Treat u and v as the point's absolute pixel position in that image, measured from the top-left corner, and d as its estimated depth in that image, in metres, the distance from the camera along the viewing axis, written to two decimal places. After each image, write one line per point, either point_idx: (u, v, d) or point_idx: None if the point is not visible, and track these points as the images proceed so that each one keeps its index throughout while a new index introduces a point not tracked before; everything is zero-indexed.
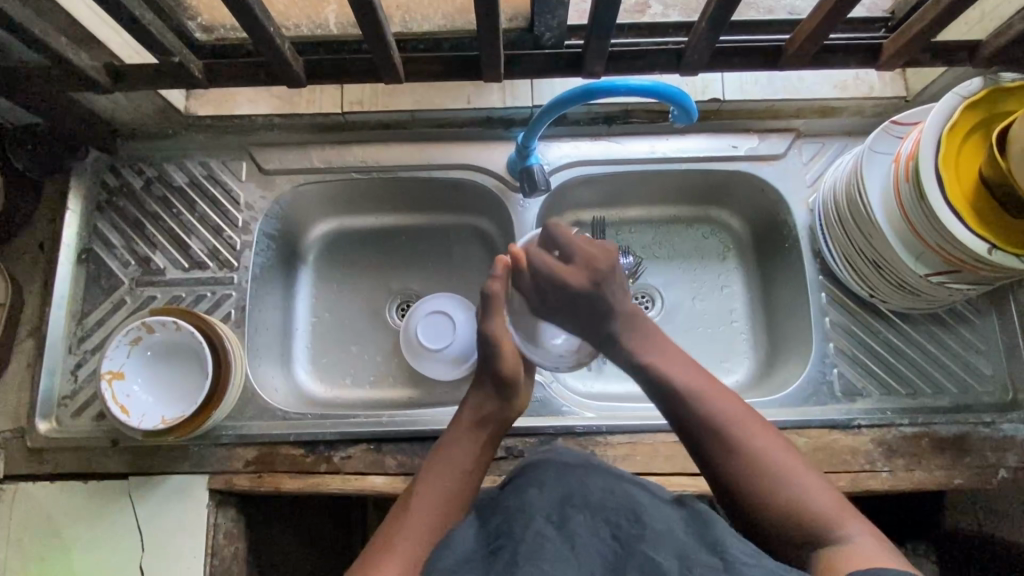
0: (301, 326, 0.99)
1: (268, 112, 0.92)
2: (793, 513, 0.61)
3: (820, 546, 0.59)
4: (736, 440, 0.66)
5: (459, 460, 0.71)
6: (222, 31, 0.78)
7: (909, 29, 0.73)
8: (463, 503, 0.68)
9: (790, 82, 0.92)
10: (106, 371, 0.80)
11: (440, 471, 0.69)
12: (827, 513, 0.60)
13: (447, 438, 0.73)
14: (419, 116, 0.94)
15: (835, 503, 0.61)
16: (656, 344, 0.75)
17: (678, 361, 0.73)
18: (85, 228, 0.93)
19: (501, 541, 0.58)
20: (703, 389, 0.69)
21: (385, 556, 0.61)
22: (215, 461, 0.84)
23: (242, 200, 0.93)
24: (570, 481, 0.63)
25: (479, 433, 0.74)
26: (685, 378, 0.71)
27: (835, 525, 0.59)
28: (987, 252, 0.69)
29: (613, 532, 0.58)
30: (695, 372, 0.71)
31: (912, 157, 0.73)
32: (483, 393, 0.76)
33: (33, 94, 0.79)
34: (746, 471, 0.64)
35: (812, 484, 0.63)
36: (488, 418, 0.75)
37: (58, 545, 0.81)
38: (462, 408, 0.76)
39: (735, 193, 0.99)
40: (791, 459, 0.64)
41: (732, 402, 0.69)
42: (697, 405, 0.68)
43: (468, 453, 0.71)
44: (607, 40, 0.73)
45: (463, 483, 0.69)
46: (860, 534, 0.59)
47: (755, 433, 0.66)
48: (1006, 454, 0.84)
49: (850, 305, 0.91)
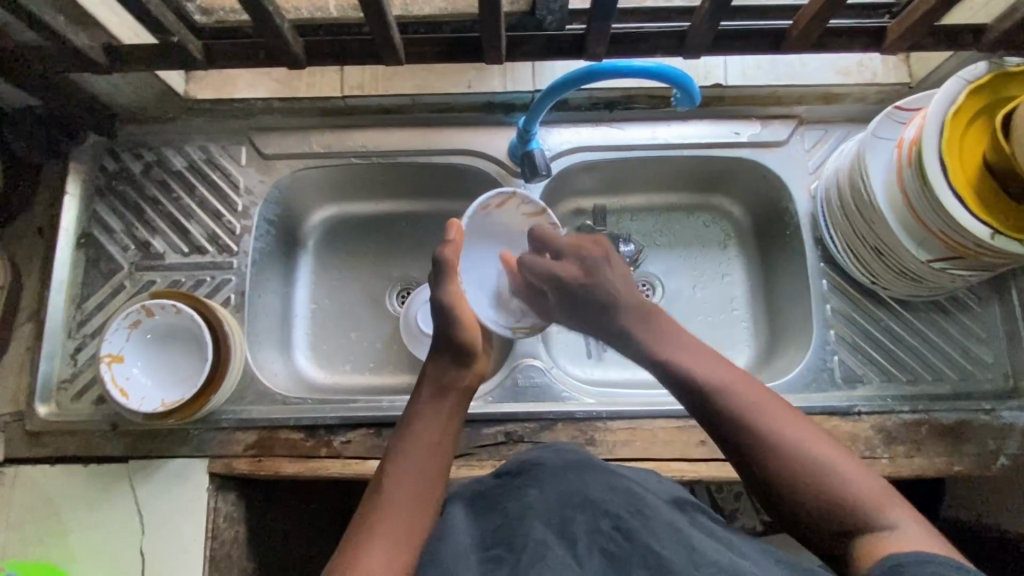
0: (301, 312, 0.99)
1: (267, 95, 0.92)
2: (833, 502, 0.58)
3: (866, 533, 0.56)
4: (768, 428, 0.62)
5: (421, 435, 0.68)
6: (221, 14, 0.79)
7: (913, 12, 0.73)
8: (434, 475, 0.65)
9: (792, 67, 0.92)
10: (105, 354, 0.80)
11: (408, 451, 0.66)
12: (871, 498, 0.58)
13: (408, 415, 0.71)
14: (419, 100, 0.94)
15: (875, 487, 0.59)
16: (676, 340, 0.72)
17: (702, 358, 0.69)
18: (84, 212, 0.92)
19: (500, 550, 0.57)
20: (730, 381, 0.66)
21: (363, 547, 0.58)
22: (214, 444, 0.84)
23: (242, 185, 0.93)
24: (570, 479, 0.63)
25: (440, 402, 0.71)
26: (712, 371, 0.67)
27: (879, 512, 0.57)
28: (990, 237, 0.68)
29: (614, 524, 0.58)
30: (718, 365, 0.68)
31: (915, 142, 0.72)
32: (441, 362, 0.73)
33: (31, 74, 0.79)
34: (780, 463, 0.60)
35: (850, 467, 0.60)
36: (449, 386, 0.72)
37: (57, 528, 0.81)
38: (420, 381, 0.73)
39: (737, 180, 0.99)
40: (824, 442, 0.62)
41: (761, 392, 0.65)
42: (726, 398, 0.65)
43: (434, 426, 0.69)
44: (608, 22, 0.72)
45: (430, 457, 0.66)
46: (906, 516, 0.56)
47: (786, 423, 0.63)
48: (1007, 441, 0.84)
49: (851, 293, 0.91)
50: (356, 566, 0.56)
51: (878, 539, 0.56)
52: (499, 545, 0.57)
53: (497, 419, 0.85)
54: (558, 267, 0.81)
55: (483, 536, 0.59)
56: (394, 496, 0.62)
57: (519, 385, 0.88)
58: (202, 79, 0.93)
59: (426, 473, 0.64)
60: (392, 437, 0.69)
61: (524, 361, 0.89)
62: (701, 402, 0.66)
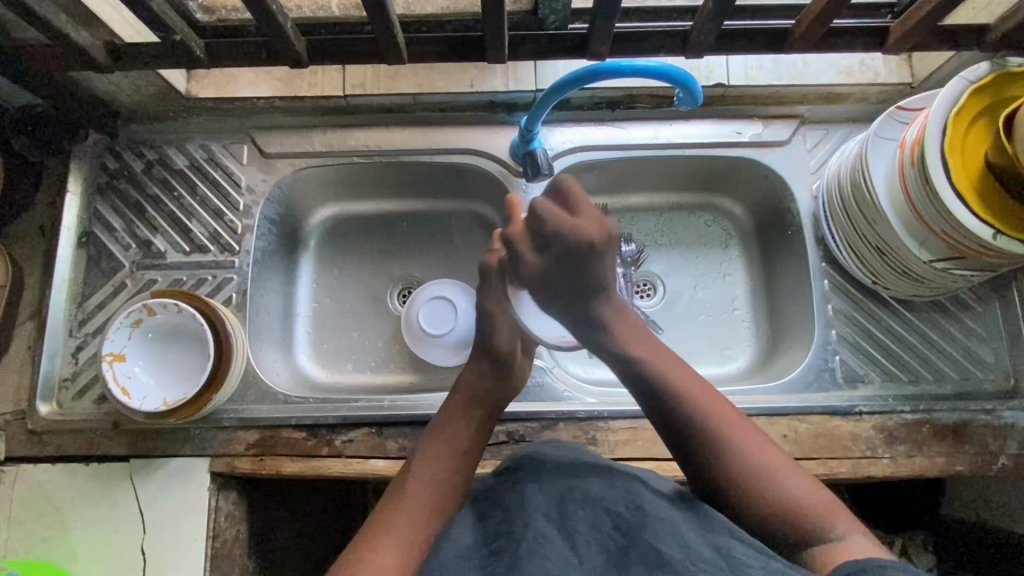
0: (302, 311, 0.99)
1: (270, 94, 0.92)
2: (779, 508, 0.61)
3: (811, 538, 0.59)
4: (726, 441, 0.64)
5: (452, 438, 0.70)
6: (223, 12, 0.79)
7: (917, 12, 0.72)
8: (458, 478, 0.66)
9: (795, 67, 0.92)
10: (108, 354, 0.80)
11: (435, 451, 0.68)
12: (819, 509, 0.60)
13: (438, 419, 0.72)
14: (421, 99, 0.94)
15: (822, 496, 0.61)
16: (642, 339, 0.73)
17: (668, 360, 0.71)
18: (85, 211, 0.92)
19: (501, 543, 0.57)
20: (688, 389, 0.68)
21: (378, 534, 0.60)
22: (216, 443, 0.84)
23: (243, 183, 0.93)
24: (570, 479, 0.62)
25: (471, 411, 0.73)
26: (672, 376, 0.69)
27: (825, 521, 0.59)
28: (992, 237, 0.68)
29: (613, 523, 0.57)
30: (679, 372, 0.70)
31: (918, 142, 0.72)
32: (479, 371, 0.76)
33: (33, 72, 0.78)
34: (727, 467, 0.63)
35: (797, 477, 0.63)
36: (481, 397, 0.74)
37: (58, 527, 0.81)
38: (455, 389, 0.75)
39: (738, 180, 0.99)
40: (773, 452, 0.64)
41: (717, 400, 0.68)
42: (685, 403, 0.67)
43: (464, 435, 0.70)
44: (612, 21, 0.72)
45: (455, 461, 0.67)
46: (852, 528, 0.59)
47: (734, 430, 0.65)
48: (1007, 441, 0.84)
49: (852, 292, 0.91)
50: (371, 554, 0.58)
51: (822, 548, 0.58)
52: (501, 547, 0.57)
53: (499, 419, 0.85)
54: (572, 224, 0.68)
55: (485, 533, 0.60)
56: (415, 490, 0.64)
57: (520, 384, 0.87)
58: (203, 78, 0.92)
59: (450, 474, 0.66)
60: (421, 438, 0.71)
61: None
62: (658, 405, 0.68)
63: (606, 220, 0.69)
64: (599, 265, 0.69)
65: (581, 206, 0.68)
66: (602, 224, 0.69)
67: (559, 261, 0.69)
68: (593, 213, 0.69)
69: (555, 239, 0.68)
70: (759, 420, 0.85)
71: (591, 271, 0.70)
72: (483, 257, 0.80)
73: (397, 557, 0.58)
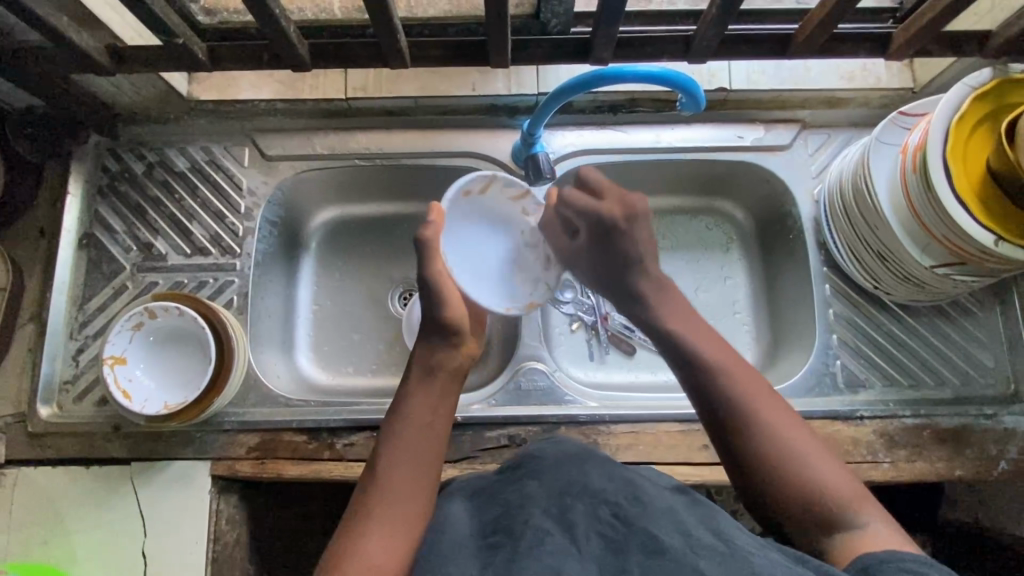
0: (304, 314, 0.99)
1: (270, 96, 0.92)
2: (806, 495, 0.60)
3: (842, 527, 0.58)
4: (757, 418, 0.63)
5: (412, 418, 0.67)
6: (225, 15, 0.79)
7: (920, 18, 0.73)
8: (427, 458, 0.65)
9: (797, 73, 0.92)
10: (109, 357, 0.80)
11: (398, 431, 0.66)
12: (848, 498, 0.59)
13: (399, 398, 0.70)
14: (423, 102, 0.94)
15: (851, 485, 0.60)
16: (681, 315, 0.73)
17: (708, 338, 0.70)
18: (86, 213, 0.92)
19: (499, 537, 0.56)
20: (726, 365, 0.67)
21: (363, 532, 0.59)
22: (217, 447, 0.84)
23: (245, 186, 0.93)
24: (570, 470, 0.62)
25: (429, 383, 0.70)
26: (703, 348, 0.68)
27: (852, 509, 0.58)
28: (993, 244, 0.69)
29: (612, 512, 0.56)
30: (717, 345, 0.69)
31: (920, 147, 0.72)
32: (427, 344, 0.72)
33: (33, 74, 0.78)
34: (762, 444, 0.62)
35: (828, 467, 0.61)
36: (438, 367, 0.71)
37: (58, 530, 0.81)
38: (412, 362, 0.73)
39: (740, 184, 0.99)
40: (804, 434, 0.63)
41: (752, 377, 0.66)
42: (719, 380, 0.66)
43: (425, 408, 0.68)
44: (616, 25, 0.72)
45: (421, 440, 0.66)
46: (879, 518, 0.58)
47: (769, 410, 0.64)
48: (1008, 446, 0.84)
49: (853, 297, 0.91)
50: (357, 560, 0.57)
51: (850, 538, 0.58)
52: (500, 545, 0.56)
53: (500, 422, 0.85)
54: (600, 206, 0.75)
55: (484, 525, 0.59)
56: (390, 477, 0.63)
57: (522, 388, 0.88)
58: (206, 81, 0.92)
59: (417, 458, 0.65)
60: (382, 423, 0.69)
61: (527, 363, 0.89)
62: (693, 380, 0.67)
63: (633, 197, 0.76)
64: (634, 236, 0.75)
65: (599, 182, 0.77)
66: (630, 202, 0.76)
67: (592, 242, 0.77)
68: (621, 190, 0.77)
69: (577, 214, 0.76)
70: None
71: (633, 242, 0.76)
72: (415, 232, 0.72)
73: (384, 550, 0.58)
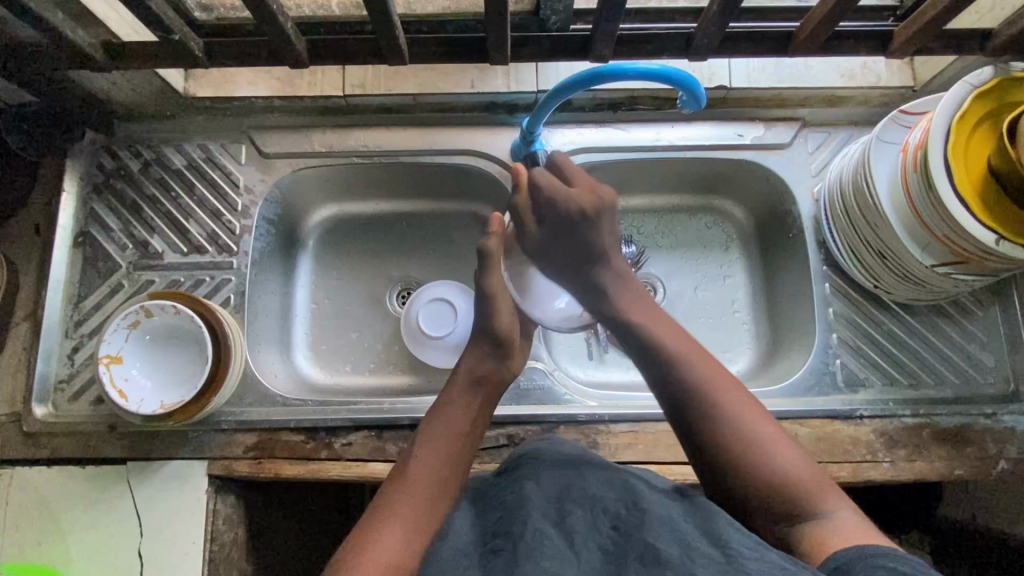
0: (301, 312, 0.98)
1: (267, 93, 0.91)
2: (763, 480, 0.61)
3: (802, 514, 0.59)
4: (717, 406, 0.64)
5: (451, 421, 0.69)
6: (221, 11, 0.77)
7: (921, 16, 0.72)
8: (459, 462, 0.66)
9: (797, 70, 0.92)
10: (104, 356, 0.79)
11: (437, 433, 0.68)
12: (808, 483, 0.60)
13: (439, 402, 0.71)
14: (421, 99, 0.93)
15: (809, 472, 0.61)
16: (645, 306, 0.72)
17: (663, 326, 0.70)
18: (82, 211, 0.91)
19: (499, 541, 0.55)
20: (680, 352, 0.67)
21: (383, 520, 0.59)
22: (214, 447, 0.84)
23: (241, 184, 0.92)
24: (571, 477, 0.62)
25: (472, 395, 0.72)
26: (665, 341, 0.69)
27: (809, 497, 0.59)
28: (994, 243, 0.68)
29: (612, 524, 0.56)
30: (671, 333, 0.70)
31: (920, 147, 0.72)
32: (479, 352, 0.74)
33: (28, 71, 0.77)
34: (720, 431, 0.63)
35: (787, 452, 0.62)
36: (483, 378, 0.73)
37: (54, 531, 0.81)
38: (456, 371, 0.74)
39: (739, 182, 0.99)
40: (762, 418, 0.64)
41: (707, 364, 0.67)
42: (680, 371, 0.66)
43: (464, 416, 0.70)
44: (616, 22, 0.71)
45: (457, 446, 0.67)
46: (841, 504, 0.59)
47: (728, 398, 0.65)
48: (1007, 445, 0.84)
49: (853, 296, 0.91)
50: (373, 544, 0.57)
51: (806, 526, 0.58)
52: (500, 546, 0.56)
53: (500, 421, 0.85)
54: (568, 191, 0.71)
55: (483, 531, 0.59)
56: (419, 472, 0.64)
57: (521, 387, 0.87)
58: (202, 77, 0.92)
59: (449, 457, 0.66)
60: (420, 425, 0.70)
61: (526, 362, 0.88)
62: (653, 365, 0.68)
63: (600, 187, 0.72)
64: (596, 231, 0.71)
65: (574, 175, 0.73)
66: (591, 189, 0.72)
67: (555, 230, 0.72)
68: (583, 181, 0.73)
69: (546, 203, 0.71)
70: None
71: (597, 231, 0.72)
72: (478, 242, 0.75)
73: (402, 539, 0.58)
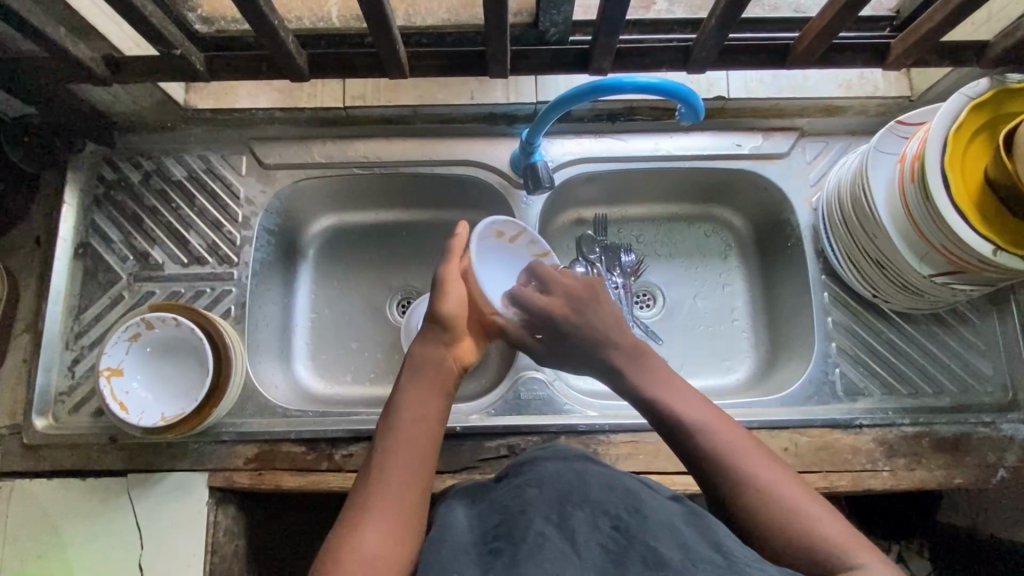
0: (302, 323, 0.98)
1: (268, 106, 0.92)
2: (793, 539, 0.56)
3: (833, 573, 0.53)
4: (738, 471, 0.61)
5: (405, 411, 0.66)
6: (223, 23, 0.78)
7: (917, 30, 0.73)
8: (423, 451, 0.63)
9: (795, 80, 0.92)
10: (105, 368, 0.79)
11: (395, 426, 0.65)
12: (838, 541, 0.55)
13: (394, 395, 0.69)
14: (421, 111, 0.94)
15: (849, 533, 0.56)
16: (666, 379, 0.71)
17: (686, 395, 0.68)
18: (82, 221, 0.91)
19: (500, 543, 0.55)
20: (688, 411, 0.66)
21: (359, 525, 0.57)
22: (215, 458, 0.83)
23: (242, 195, 0.92)
24: (571, 480, 0.61)
25: (426, 380, 0.69)
26: (689, 413, 0.66)
27: (845, 553, 0.54)
28: (992, 253, 0.69)
29: (613, 524, 0.55)
30: (677, 392, 0.69)
31: (918, 157, 0.72)
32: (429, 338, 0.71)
33: (29, 84, 0.78)
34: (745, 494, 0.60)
35: (819, 513, 0.57)
36: (434, 364, 0.70)
37: (54, 544, 0.81)
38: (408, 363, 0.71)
39: (738, 192, 0.99)
40: (786, 482, 0.60)
41: (717, 425, 0.65)
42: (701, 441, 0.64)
43: (421, 403, 0.67)
44: (615, 37, 0.72)
45: (417, 434, 0.64)
46: (875, 558, 0.53)
47: (748, 460, 0.62)
48: (1006, 454, 0.84)
49: (852, 305, 0.91)
50: (350, 549, 0.55)
51: None
52: (496, 547, 0.55)
53: (500, 432, 0.85)
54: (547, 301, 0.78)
55: (484, 532, 0.58)
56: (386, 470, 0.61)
57: (521, 398, 0.87)
58: (202, 89, 0.92)
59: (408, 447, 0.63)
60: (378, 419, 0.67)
61: (526, 373, 0.89)
62: (664, 424, 0.67)
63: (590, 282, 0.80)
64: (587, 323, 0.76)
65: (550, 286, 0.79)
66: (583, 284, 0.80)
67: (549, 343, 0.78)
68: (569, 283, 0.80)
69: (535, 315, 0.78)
70: (760, 434, 0.84)
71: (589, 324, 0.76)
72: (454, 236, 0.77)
73: (382, 546, 0.56)
